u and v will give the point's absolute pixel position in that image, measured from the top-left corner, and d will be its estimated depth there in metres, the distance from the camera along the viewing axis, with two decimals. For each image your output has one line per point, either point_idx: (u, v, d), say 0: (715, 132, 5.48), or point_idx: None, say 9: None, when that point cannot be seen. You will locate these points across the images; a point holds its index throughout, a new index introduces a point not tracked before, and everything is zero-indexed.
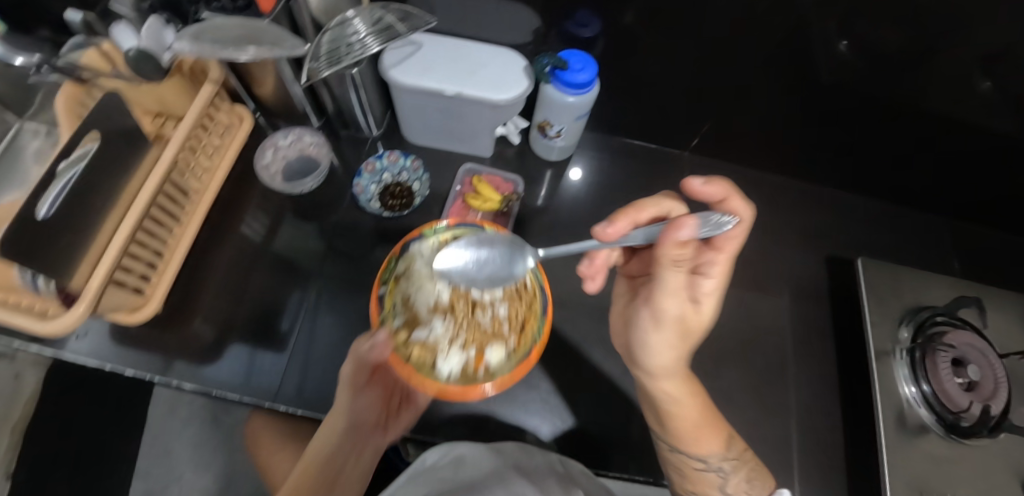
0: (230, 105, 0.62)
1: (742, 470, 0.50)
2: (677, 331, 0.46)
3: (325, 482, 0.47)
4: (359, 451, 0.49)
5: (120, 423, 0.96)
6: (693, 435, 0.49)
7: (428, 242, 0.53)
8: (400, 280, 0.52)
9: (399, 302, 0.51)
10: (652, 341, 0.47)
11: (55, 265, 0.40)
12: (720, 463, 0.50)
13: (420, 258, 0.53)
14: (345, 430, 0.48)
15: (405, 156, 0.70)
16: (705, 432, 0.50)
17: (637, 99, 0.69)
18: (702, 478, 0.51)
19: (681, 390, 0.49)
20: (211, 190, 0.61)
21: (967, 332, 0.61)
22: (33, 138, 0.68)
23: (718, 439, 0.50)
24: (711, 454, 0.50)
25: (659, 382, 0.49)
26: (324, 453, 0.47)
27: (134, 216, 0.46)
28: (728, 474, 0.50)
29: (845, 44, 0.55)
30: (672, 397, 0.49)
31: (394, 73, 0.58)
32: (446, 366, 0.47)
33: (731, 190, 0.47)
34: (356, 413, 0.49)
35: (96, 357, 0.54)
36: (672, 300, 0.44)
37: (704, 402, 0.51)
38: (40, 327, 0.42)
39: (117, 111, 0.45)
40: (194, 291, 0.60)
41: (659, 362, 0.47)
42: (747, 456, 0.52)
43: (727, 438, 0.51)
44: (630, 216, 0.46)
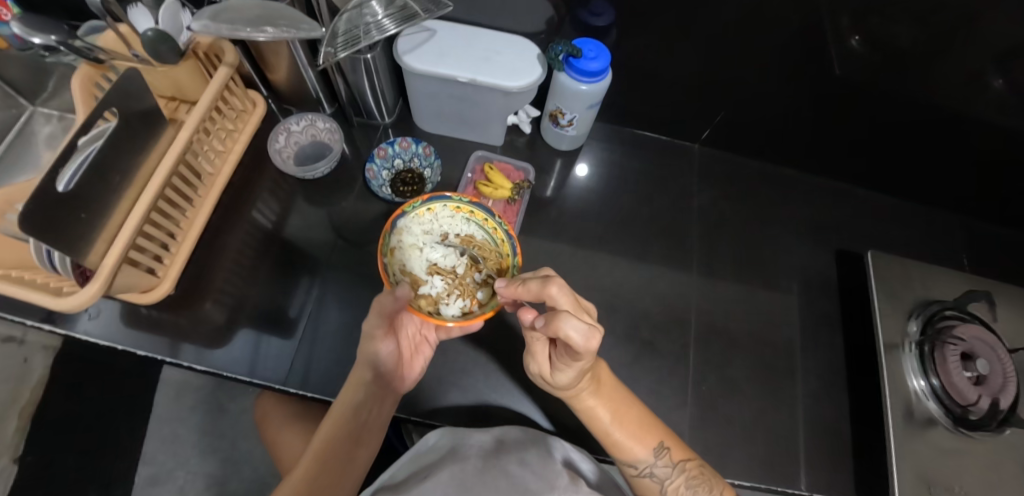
0: (244, 91, 0.63)
1: (679, 476, 0.47)
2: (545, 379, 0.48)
3: (353, 430, 0.47)
4: (382, 400, 0.50)
5: (126, 409, 0.96)
6: (613, 441, 0.47)
7: (411, 214, 0.54)
8: (394, 252, 0.54)
9: (398, 271, 0.54)
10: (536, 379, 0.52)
11: (74, 241, 0.41)
12: (652, 469, 0.47)
13: (406, 231, 0.55)
14: (370, 383, 0.48)
15: (416, 142, 0.69)
16: (624, 439, 0.47)
17: (649, 90, 0.70)
18: (642, 483, 0.48)
19: (592, 402, 0.47)
20: (224, 173, 0.61)
21: (976, 326, 0.62)
22: (47, 123, 0.70)
23: (643, 446, 0.47)
24: (639, 460, 0.47)
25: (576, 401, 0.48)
26: (351, 405, 0.47)
27: (149, 196, 0.46)
28: (665, 480, 0.47)
29: (857, 38, 0.55)
30: (586, 409, 0.47)
31: (408, 59, 0.58)
32: (450, 310, 0.51)
33: (562, 328, 0.36)
34: (382, 364, 0.48)
35: (108, 338, 0.54)
36: (533, 360, 0.47)
37: (625, 408, 0.48)
38: (54, 303, 0.42)
39: (136, 90, 0.46)
40: (206, 274, 0.60)
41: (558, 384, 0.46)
42: (688, 463, 0.47)
43: (659, 444, 0.47)
44: (513, 289, 0.43)
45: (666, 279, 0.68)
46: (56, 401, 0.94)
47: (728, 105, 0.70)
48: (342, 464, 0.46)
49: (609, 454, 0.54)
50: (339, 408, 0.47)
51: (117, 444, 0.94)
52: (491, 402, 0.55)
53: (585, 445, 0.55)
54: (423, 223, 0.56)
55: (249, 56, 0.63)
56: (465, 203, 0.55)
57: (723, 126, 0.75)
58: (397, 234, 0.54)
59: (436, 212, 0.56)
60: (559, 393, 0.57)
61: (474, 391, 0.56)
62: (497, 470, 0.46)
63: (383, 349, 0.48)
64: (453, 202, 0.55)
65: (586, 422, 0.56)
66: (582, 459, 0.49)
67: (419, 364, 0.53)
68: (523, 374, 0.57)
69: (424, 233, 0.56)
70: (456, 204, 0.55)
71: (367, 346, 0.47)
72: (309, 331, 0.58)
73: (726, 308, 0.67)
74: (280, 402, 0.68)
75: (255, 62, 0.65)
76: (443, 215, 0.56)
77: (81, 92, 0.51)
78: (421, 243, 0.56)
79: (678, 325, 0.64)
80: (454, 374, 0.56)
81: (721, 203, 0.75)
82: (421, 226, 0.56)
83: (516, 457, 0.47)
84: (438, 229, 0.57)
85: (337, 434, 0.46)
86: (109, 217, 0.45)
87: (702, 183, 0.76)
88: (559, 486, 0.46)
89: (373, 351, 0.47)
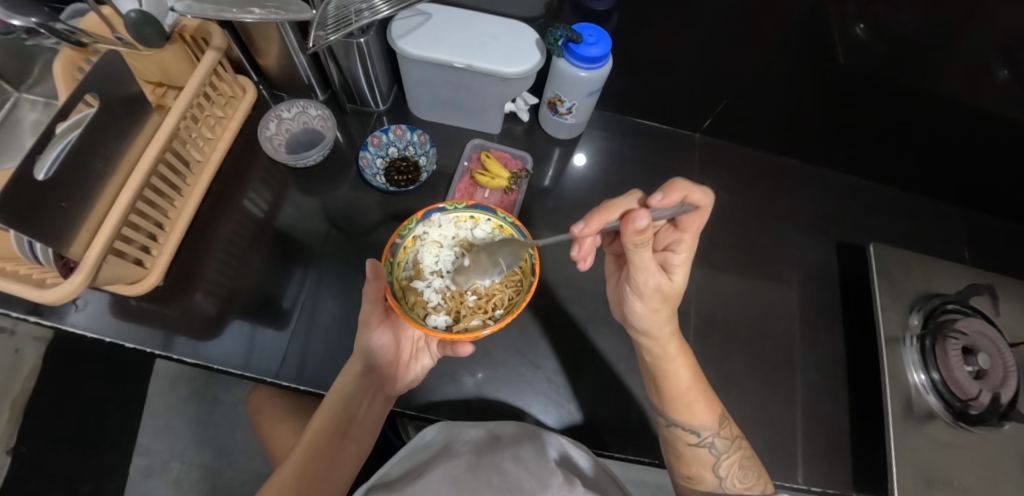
0: (234, 77, 0.61)
1: (735, 452, 0.46)
2: (661, 299, 0.43)
3: (340, 426, 0.47)
4: (371, 397, 0.49)
5: (119, 401, 0.95)
6: (685, 400, 0.46)
7: (450, 213, 0.51)
8: (413, 242, 0.52)
9: (408, 262, 0.52)
10: (637, 309, 0.45)
11: (58, 232, 0.40)
12: (713, 439, 0.46)
13: (436, 224, 0.52)
14: (363, 375, 0.48)
15: (411, 130, 0.67)
16: (697, 400, 0.46)
17: (650, 79, 0.68)
18: (695, 455, 0.47)
19: (674, 348, 0.46)
20: (213, 162, 0.60)
21: (977, 320, 0.61)
22: (33, 110, 0.66)
23: (712, 411, 0.46)
24: (704, 428, 0.46)
25: (647, 340, 0.47)
26: (341, 397, 0.47)
27: (135, 183, 0.45)
28: (722, 452, 0.46)
29: (862, 28, 0.54)
30: (666, 352, 0.46)
31: (402, 44, 0.56)
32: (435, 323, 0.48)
33: (692, 186, 0.36)
34: (377, 355, 0.48)
35: (96, 330, 0.53)
36: (644, 273, 0.41)
37: (699, 373, 0.48)
38: (38, 295, 0.41)
39: (118, 75, 0.44)
40: (196, 266, 0.59)
41: (649, 323, 0.45)
42: (742, 442, 0.47)
43: (721, 415, 0.47)
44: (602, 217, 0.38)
45: None
46: (49, 392, 0.94)
47: (731, 94, 0.68)
48: (328, 459, 0.45)
49: (606, 447, 0.54)
50: (332, 401, 0.47)
51: (112, 435, 0.93)
52: (486, 395, 0.55)
53: (582, 440, 0.54)
54: (460, 227, 0.53)
55: (239, 41, 0.61)
56: (507, 223, 0.51)
57: (726, 116, 0.73)
58: (426, 224, 0.51)
59: (475, 223, 0.53)
60: (555, 386, 0.56)
61: (469, 385, 0.55)
62: (491, 465, 0.45)
63: (377, 337, 0.48)
64: (495, 219, 0.51)
65: (581, 415, 0.55)
66: (572, 446, 0.49)
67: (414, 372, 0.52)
68: (520, 367, 0.57)
69: (450, 236, 0.53)
70: (499, 223, 0.52)
71: (364, 332, 0.48)
72: (301, 323, 0.57)
73: (726, 301, 0.66)
74: (273, 395, 0.67)
75: (244, 47, 0.63)
76: (482, 227, 0.53)
77: (63, 77, 0.50)
78: (443, 242, 0.53)
79: (678, 317, 0.64)
80: (450, 367, 0.55)
81: (722, 194, 0.74)
82: (453, 227, 0.53)
83: (510, 455, 0.46)
84: (468, 239, 0.53)
85: (329, 428, 0.46)
86: (92, 205, 0.43)
87: (702, 173, 0.75)
88: (554, 485, 0.43)
89: (367, 340, 0.48)
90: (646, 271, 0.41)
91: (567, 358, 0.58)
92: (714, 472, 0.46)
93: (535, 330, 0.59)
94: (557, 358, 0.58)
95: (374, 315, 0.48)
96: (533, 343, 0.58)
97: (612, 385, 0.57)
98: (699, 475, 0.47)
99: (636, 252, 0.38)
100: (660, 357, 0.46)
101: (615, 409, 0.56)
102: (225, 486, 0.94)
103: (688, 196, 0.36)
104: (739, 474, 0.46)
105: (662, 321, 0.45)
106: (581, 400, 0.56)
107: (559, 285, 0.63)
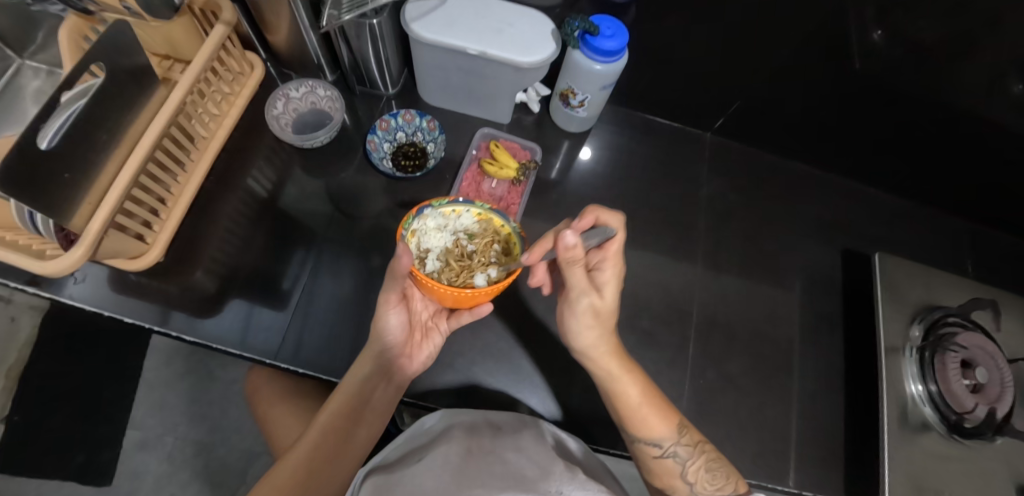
0: (242, 52, 0.60)
1: (700, 457, 0.46)
2: (593, 314, 0.45)
3: (357, 409, 0.46)
4: (387, 378, 0.48)
5: (114, 374, 0.95)
6: (638, 417, 0.46)
7: (439, 206, 0.50)
8: (410, 238, 0.49)
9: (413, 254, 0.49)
10: (575, 324, 0.46)
11: (60, 203, 0.39)
12: (676, 448, 0.46)
13: (430, 218, 0.51)
14: (381, 354, 0.47)
15: (421, 115, 0.66)
16: (651, 414, 0.46)
17: (665, 76, 0.68)
18: (662, 465, 0.47)
19: (619, 367, 0.46)
20: (219, 138, 0.59)
21: (978, 335, 0.61)
22: (35, 77, 0.65)
23: (666, 424, 0.46)
24: (665, 439, 0.46)
25: (589, 362, 0.47)
26: (359, 378, 0.47)
27: (136, 161, 0.44)
28: (686, 460, 0.46)
29: (881, 33, 0.54)
30: (611, 373, 0.46)
31: (415, 26, 0.55)
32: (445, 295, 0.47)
33: (597, 210, 0.43)
34: (393, 338, 0.47)
35: (94, 303, 0.52)
36: (581, 294, 0.43)
37: (651, 386, 0.48)
38: (38, 267, 0.41)
39: (125, 46, 0.43)
40: (198, 242, 0.58)
41: (587, 342, 0.46)
42: (706, 446, 0.47)
43: (680, 423, 0.47)
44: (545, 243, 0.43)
45: (668, 270, 0.66)
46: (45, 362, 0.94)
47: (746, 95, 0.68)
48: (340, 443, 0.45)
49: (601, 442, 0.54)
50: (349, 385, 0.46)
51: (105, 408, 0.93)
52: (484, 385, 0.55)
53: (579, 435, 0.54)
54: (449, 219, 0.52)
55: (248, 15, 0.60)
56: (486, 210, 0.51)
57: (738, 117, 0.72)
58: (420, 219, 0.50)
59: (459, 216, 0.52)
60: (553, 379, 0.56)
61: (467, 374, 0.55)
62: (492, 455, 0.44)
63: (392, 317, 0.47)
64: (475, 208, 0.51)
65: (578, 410, 0.55)
66: (569, 437, 0.49)
67: (426, 351, 0.51)
68: (520, 359, 0.57)
69: (445, 226, 0.51)
70: (478, 212, 0.52)
71: (380, 312, 0.46)
72: (301, 305, 0.56)
73: (728, 303, 0.66)
74: (269, 376, 0.67)
75: (254, 22, 0.62)
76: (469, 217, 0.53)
77: (69, 45, 0.49)
78: (441, 231, 0.51)
79: (680, 317, 0.64)
80: (449, 356, 0.55)
81: (730, 195, 0.73)
82: (445, 220, 0.51)
83: (512, 446, 0.46)
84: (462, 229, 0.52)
85: (343, 412, 0.45)
86: (94, 179, 0.43)
87: (712, 173, 0.74)
88: (555, 471, 0.43)
89: (384, 321, 0.47)
90: (581, 293, 0.43)
91: (566, 353, 0.58)
92: (683, 479, 0.46)
93: (536, 323, 0.59)
94: (556, 352, 0.58)
95: (392, 295, 0.45)
96: (534, 336, 0.58)
97: None
98: (671, 484, 0.47)
99: (570, 271, 0.41)
100: (607, 378, 0.46)
101: None
102: (217, 464, 0.94)
103: (598, 219, 0.43)
104: (708, 478, 0.46)
105: (595, 338, 0.45)
106: (577, 395, 0.56)
107: None
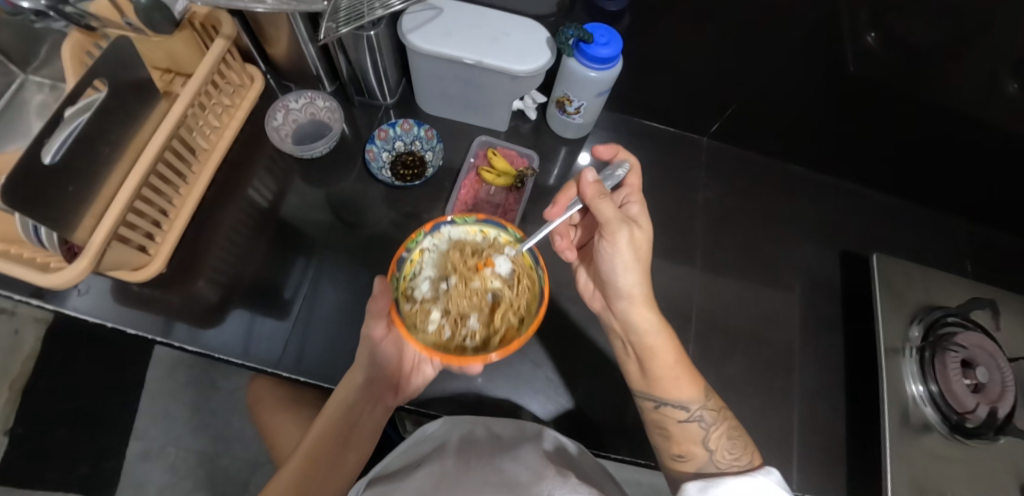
0: (242, 65, 0.61)
1: (722, 423, 0.46)
2: (632, 247, 0.42)
3: (341, 433, 0.47)
4: (373, 404, 0.49)
5: (117, 385, 0.96)
6: (671, 374, 0.45)
7: (461, 225, 0.49)
8: (421, 254, 0.48)
9: (417, 273, 0.48)
10: (614, 265, 0.43)
11: (62, 217, 0.40)
12: (701, 413, 0.46)
13: (447, 237, 0.49)
14: (364, 385, 0.48)
15: (419, 124, 0.67)
16: (683, 374, 0.46)
17: (661, 81, 0.68)
18: (684, 432, 0.46)
19: (655, 316, 0.45)
20: (220, 150, 0.60)
21: (976, 334, 0.61)
22: (39, 92, 0.66)
23: (695, 384, 0.46)
24: (692, 401, 0.46)
25: (631, 309, 0.45)
26: (345, 402, 0.47)
27: (138, 174, 0.45)
28: (710, 425, 0.45)
29: (872, 35, 0.54)
30: (650, 324, 0.45)
31: (412, 37, 0.56)
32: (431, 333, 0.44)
33: (617, 147, 0.51)
34: (377, 368, 0.48)
35: (97, 315, 0.53)
36: (623, 233, 0.41)
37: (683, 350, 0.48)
38: (42, 279, 0.41)
39: (127, 61, 0.44)
40: (200, 252, 0.59)
41: (627, 284, 0.44)
42: (727, 415, 0.47)
43: (705, 388, 0.47)
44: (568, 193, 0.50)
45: (667, 274, 0.66)
46: (48, 374, 0.94)
47: (741, 99, 0.68)
48: (328, 466, 0.45)
49: (601, 447, 0.53)
50: (334, 407, 0.47)
51: (108, 419, 0.94)
52: (484, 392, 0.55)
53: (580, 440, 0.54)
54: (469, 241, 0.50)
55: (248, 29, 0.61)
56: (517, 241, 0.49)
57: (733, 120, 0.73)
58: (435, 237, 0.48)
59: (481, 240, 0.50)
60: (554, 385, 0.56)
61: (467, 380, 0.55)
62: (489, 465, 0.44)
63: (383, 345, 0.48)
64: (504, 234, 0.49)
65: (579, 415, 0.55)
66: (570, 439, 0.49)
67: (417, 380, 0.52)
68: (519, 365, 0.57)
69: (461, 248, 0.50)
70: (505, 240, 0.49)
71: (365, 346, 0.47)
72: (302, 314, 0.57)
73: (727, 306, 0.66)
74: (270, 385, 0.67)
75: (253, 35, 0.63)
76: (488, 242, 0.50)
77: (72, 60, 0.49)
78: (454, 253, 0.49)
79: (679, 321, 0.64)
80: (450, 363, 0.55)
81: (727, 198, 0.74)
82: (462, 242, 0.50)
83: (509, 455, 0.45)
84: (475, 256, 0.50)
85: (330, 433, 0.47)
86: (97, 192, 0.43)
87: (709, 177, 0.75)
88: (548, 477, 0.42)
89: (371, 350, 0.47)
90: (619, 224, 0.41)
91: (566, 358, 0.58)
92: (704, 446, 0.45)
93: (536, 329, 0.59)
94: (556, 357, 0.58)
95: (377, 329, 0.46)
96: (534, 341, 0.58)
97: (610, 385, 0.57)
98: (689, 452, 0.46)
99: (597, 206, 0.40)
100: (644, 331, 0.45)
101: (611, 409, 0.56)
102: (220, 474, 0.94)
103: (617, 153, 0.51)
104: (727, 447, 0.45)
105: (637, 281, 0.44)
106: (577, 400, 0.56)
107: (560, 287, 0.63)
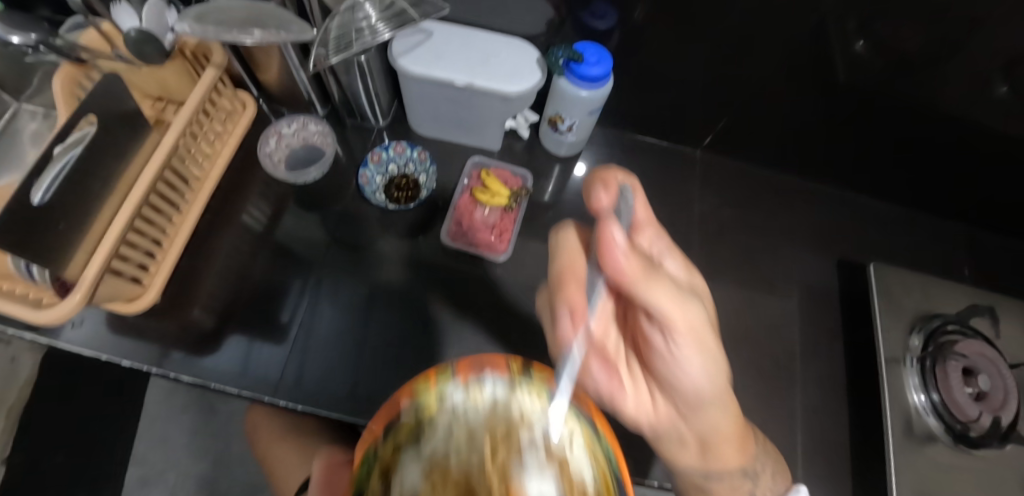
0: (233, 91, 0.61)
1: (768, 466, 0.49)
2: (698, 329, 0.37)
3: None
4: None
5: (115, 411, 0.95)
6: (734, 450, 0.45)
7: (515, 382, 0.27)
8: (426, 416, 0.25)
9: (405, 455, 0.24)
10: (685, 357, 0.38)
11: (53, 254, 0.39)
12: (754, 469, 0.47)
13: (482, 397, 0.26)
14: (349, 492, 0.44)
15: (411, 147, 0.68)
16: (743, 443, 0.46)
17: (652, 96, 0.68)
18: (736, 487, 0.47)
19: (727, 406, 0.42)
20: (213, 177, 0.60)
21: (977, 342, 0.61)
22: (32, 120, 0.65)
23: (750, 446, 0.47)
24: (748, 464, 0.47)
25: (710, 404, 0.41)
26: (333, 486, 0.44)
27: (130, 207, 0.44)
28: (759, 476, 0.48)
29: (862, 44, 0.54)
30: (726, 416, 0.43)
31: (402, 62, 0.56)
32: None
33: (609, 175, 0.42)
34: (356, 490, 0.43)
35: (91, 347, 0.52)
36: (681, 306, 0.35)
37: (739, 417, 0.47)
38: (33, 316, 0.40)
39: (117, 94, 0.44)
40: (195, 280, 0.59)
41: (704, 377, 0.39)
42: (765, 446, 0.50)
43: (753, 434, 0.49)
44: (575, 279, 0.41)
45: None
46: None
47: (733, 111, 0.68)
48: None
49: None
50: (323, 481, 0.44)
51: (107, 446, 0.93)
52: None
53: None
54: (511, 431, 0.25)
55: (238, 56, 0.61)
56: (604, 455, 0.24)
57: (726, 132, 0.73)
58: (464, 390, 0.26)
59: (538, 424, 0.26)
60: None
61: None
62: None
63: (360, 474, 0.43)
64: (581, 425, 0.26)
65: None
66: None
67: None
68: None
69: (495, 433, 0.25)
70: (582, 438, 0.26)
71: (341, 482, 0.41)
72: (299, 340, 0.56)
73: (725, 319, 0.66)
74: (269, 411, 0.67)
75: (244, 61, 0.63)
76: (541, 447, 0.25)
77: (64, 94, 0.48)
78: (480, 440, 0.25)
79: None
80: None
81: (722, 210, 0.74)
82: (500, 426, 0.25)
83: None
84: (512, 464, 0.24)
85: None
86: (89, 227, 0.43)
87: (704, 189, 0.75)
88: None
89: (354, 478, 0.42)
90: (679, 303, 0.35)
91: None
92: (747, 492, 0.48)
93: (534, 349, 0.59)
94: None
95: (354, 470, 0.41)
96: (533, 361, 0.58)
97: None
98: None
99: (647, 290, 0.34)
100: (718, 423, 0.43)
101: None
102: None
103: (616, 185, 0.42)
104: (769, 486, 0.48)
105: (711, 371, 0.39)
106: None
107: None
